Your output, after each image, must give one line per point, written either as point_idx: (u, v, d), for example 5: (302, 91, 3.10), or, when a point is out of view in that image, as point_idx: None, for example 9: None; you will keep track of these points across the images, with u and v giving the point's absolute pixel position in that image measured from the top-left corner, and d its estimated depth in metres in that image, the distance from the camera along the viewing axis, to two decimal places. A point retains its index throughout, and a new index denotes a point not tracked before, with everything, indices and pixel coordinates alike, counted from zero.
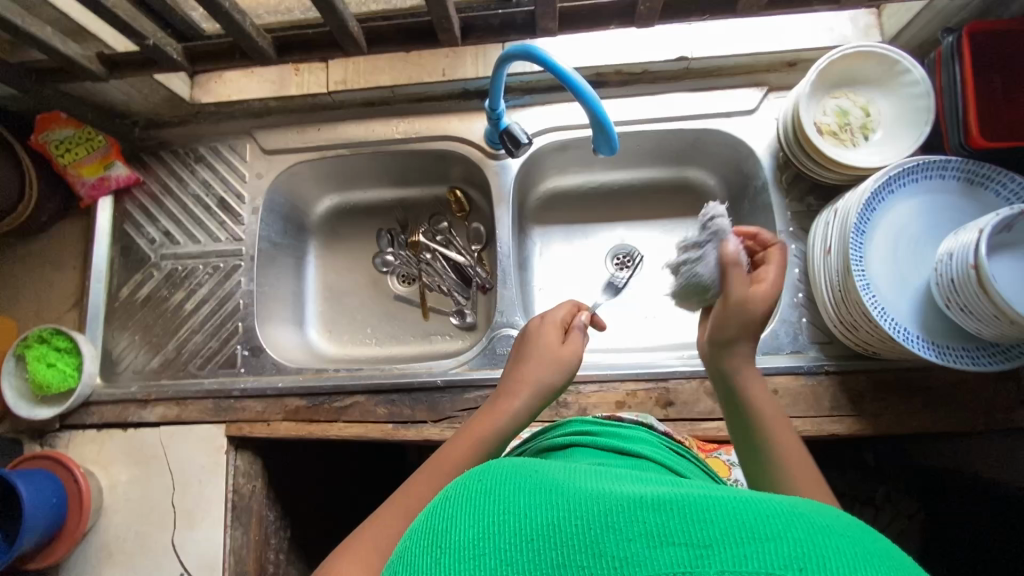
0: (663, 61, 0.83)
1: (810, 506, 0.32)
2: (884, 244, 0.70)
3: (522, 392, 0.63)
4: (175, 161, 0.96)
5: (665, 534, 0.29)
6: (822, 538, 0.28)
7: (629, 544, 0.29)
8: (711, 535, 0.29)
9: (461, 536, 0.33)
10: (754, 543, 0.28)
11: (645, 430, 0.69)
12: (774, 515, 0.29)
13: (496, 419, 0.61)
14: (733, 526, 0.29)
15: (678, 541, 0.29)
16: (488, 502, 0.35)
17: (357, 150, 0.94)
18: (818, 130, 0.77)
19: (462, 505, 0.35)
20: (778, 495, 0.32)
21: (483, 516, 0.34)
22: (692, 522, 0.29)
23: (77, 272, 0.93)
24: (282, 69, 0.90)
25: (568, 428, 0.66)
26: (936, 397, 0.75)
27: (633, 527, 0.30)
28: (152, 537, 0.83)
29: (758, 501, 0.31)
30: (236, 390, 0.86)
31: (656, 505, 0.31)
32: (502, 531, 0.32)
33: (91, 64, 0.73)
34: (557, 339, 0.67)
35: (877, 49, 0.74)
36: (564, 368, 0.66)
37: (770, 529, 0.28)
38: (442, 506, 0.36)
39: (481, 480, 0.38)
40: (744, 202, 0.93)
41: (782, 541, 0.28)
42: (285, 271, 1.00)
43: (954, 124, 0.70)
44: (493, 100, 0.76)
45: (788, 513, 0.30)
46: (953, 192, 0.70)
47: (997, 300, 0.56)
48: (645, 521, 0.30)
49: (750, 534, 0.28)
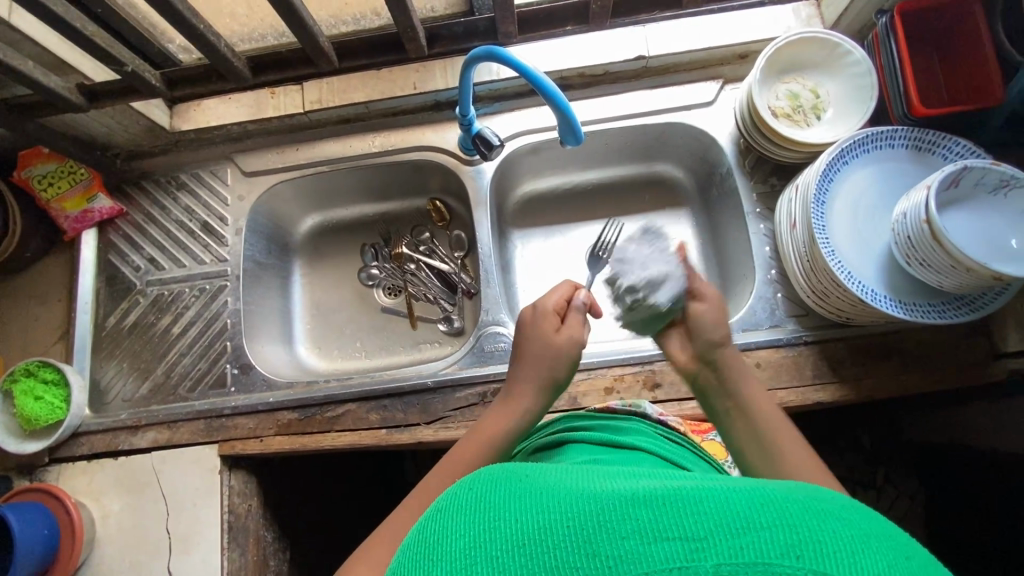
0: (622, 61, 0.87)
1: (806, 490, 0.32)
2: (844, 212, 0.74)
3: (529, 392, 0.64)
4: (158, 190, 0.98)
5: (658, 529, 0.30)
6: (820, 522, 0.29)
7: (623, 542, 0.30)
8: (705, 527, 0.29)
9: (455, 546, 0.34)
10: (749, 532, 0.28)
11: (637, 419, 0.70)
12: (770, 502, 0.30)
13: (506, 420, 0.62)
14: (728, 517, 0.29)
15: (672, 536, 0.29)
16: (479, 512, 0.36)
17: (336, 167, 0.97)
18: (772, 113, 0.81)
19: (453, 516, 0.37)
20: (773, 483, 0.33)
21: (476, 525, 0.35)
22: (686, 515, 0.30)
23: (62, 306, 0.94)
24: (258, 93, 0.92)
25: (557, 425, 0.67)
26: (912, 358, 0.78)
27: (626, 525, 0.31)
28: (147, 565, 0.81)
29: (756, 489, 0.31)
30: (227, 408, 0.86)
31: (648, 501, 0.32)
32: (493, 538, 0.33)
33: (72, 95, 0.75)
34: (553, 332, 0.66)
35: (819, 34, 0.79)
36: (563, 361, 0.65)
37: (764, 517, 0.29)
38: (435, 521, 0.37)
39: (472, 492, 0.39)
40: (712, 190, 0.97)
41: (776, 529, 0.28)
42: (271, 290, 1.01)
43: (897, 96, 0.74)
44: (463, 106, 0.79)
45: (784, 500, 0.30)
46: (903, 159, 0.74)
47: (951, 250, 0.59)
48: (637, 517, 0.31)
49: (745, 522, 0.29)
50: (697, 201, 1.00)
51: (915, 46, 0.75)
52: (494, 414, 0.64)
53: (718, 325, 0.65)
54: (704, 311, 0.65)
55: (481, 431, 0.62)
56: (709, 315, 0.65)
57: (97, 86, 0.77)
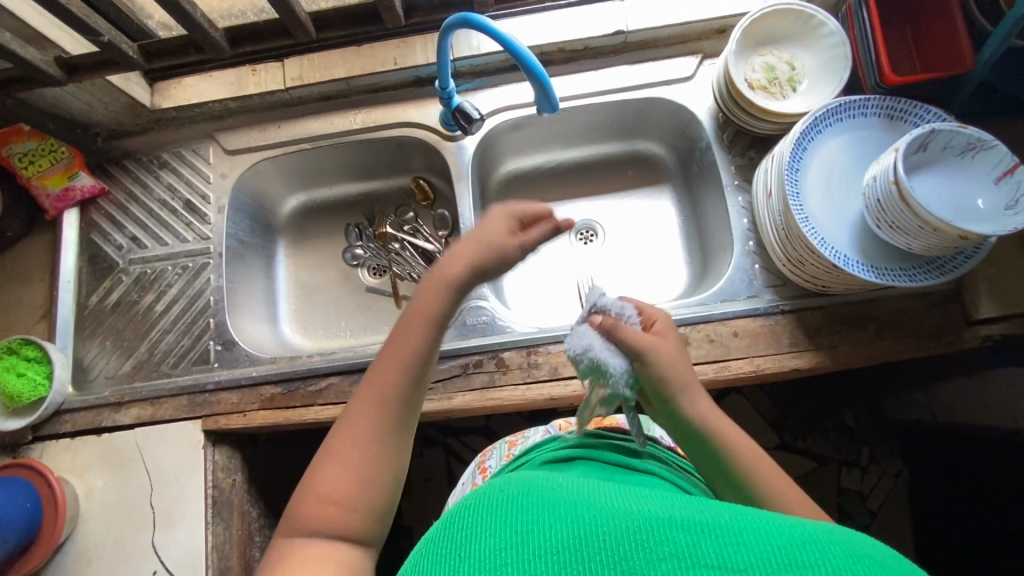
0: (601, 36, 0.89)
1: (844, 533, 0.37)
2: (818, 179, 0.75)
3: (464, 263, 0.59)
4: (139, 169, 0.98)
5: (696, 556, 0.35)
6: (859, 566, 0.33)
7: (659, 563, 0.35)
8: (746, 560, 0.34)
9: (489, 548, 0.38)
10: (790, 569, 0.33)
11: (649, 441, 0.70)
12: (809, 543, 0.34)
13: (442, 294, 0.58)
14: (769, 552, 0.34)
15: (712, 564, 0.34)
16: (508, 515, 0.40)
17: (318, 144, 0.97)
18: (749, 85, 0.82)
19: (483, 518, 0.41)
20: (814, 524, 0.37)
21: (506, 528, 0.39)
22: (726, 547, 0.35)
23: (45, 284, 0.93)
24: (240, 71, 0.93)
25: (568, 441, 0.68)
26: (888, 325, 0.79)
27: (664, 548, 0.36)
28: (131, 540, 0.81)
29: (796, 529, 0.36)
30: (211, 383, 0.87)
31: (685, 525, 0.37)
32: (527, 542, 0.38)
33: (49, 68, 0.74)
34: (507, 228, 0.61)
35: (793, 6, 0.80)
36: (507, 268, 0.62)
37: (807, 558, 0.33)
38: (467, 517, 0.42)
39: (501, 496, 0.44)
40: (692, 166, 0.98)
41: (818, 569, 0.33)
42: (254, 269, 1.01)
43: (870, 66, 0.76)
44: (442, 79, 0.80)
45: (823, 542, 0.35)
46: (876, 127, 0.74)
47: (918, 211, 0.59)
48: (675, 540, 0.36)
49: (785, 559, 0.33)
50: (678, 178, 1.01)
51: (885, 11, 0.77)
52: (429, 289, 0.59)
53: (672, 364, 0.59)
54: (655, 342, 0.59)
55: (417, 308, 0.58)
56: (663, 351, 0.59)
57: (75, 60, 0.76)
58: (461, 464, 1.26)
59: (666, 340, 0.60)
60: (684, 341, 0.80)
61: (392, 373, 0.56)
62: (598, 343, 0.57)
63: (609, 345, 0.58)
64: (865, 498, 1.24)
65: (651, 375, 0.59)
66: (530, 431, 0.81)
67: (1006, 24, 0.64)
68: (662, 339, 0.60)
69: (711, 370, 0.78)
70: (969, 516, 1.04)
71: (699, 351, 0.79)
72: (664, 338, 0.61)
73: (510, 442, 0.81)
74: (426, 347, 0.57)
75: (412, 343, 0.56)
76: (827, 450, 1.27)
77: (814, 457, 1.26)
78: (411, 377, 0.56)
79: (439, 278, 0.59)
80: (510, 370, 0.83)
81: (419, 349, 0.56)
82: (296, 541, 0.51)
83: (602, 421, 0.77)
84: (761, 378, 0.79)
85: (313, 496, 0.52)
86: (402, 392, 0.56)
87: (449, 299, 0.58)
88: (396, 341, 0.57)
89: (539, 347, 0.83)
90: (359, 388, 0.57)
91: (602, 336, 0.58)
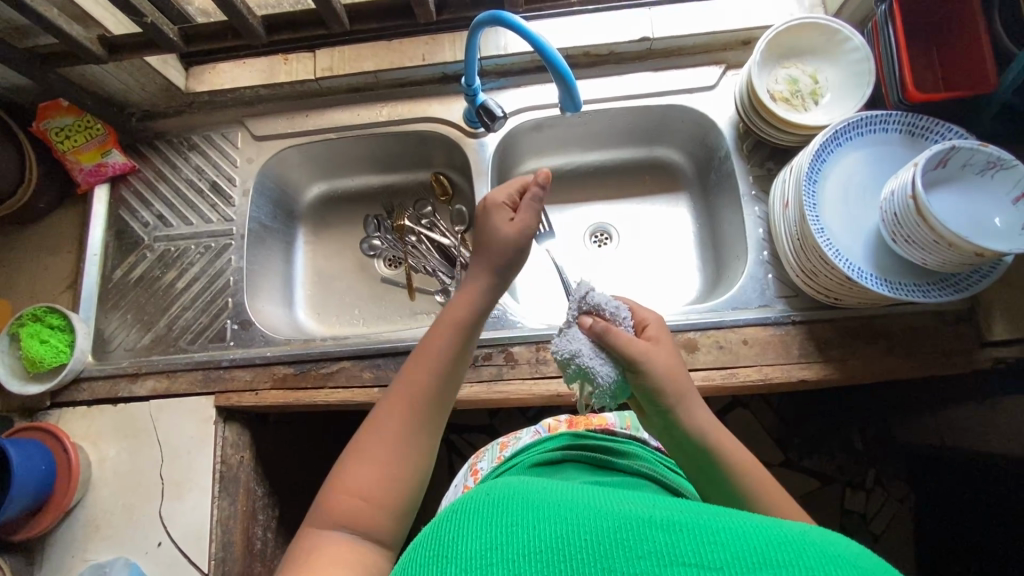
0: (627, 42, 0.90)
1: (819, 533, 0.38)
2: (835, 191, 0.75)
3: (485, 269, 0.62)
4: (170, 149, 1.01)
5: (674, 555, 0.35)
6: (831, 566, 0.33)
7: (638, 561, 0.35)
8: (722, 558, 0.34)
9: (473, 547, 0.38)
10: (763, 568, 0.33)
11: (639, 445, 0.72)
12: (785, 542, 0.35)
13: (473, 300, 0.61)
14: (745, 551, 0.34)
15: (689, 561, 0.35)
16: (493, 515, 0.41)
17: (344, 135, 0.99)
18: (771, 97, 0.83)
19: (468, 519, 0.41)
20: (790, 524, 0.38)
21: (489, 529, 0.39)
22: (702, 546, 0.35)
23: (72, 257, 0.96)
24: (273, 59, 0.96)
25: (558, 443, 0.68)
26: (898, 341, 0.79)
27: (644, 546, 0.36)
28: (140, 509, 0.83)
29: (771, 529, 0.37)
30: (225, 361, 0.88)
31: (665, 526, 0.37)
32: (510, 541, 0.38)
33: (93, 46, 0.77)
34: (502, 218, 0.63)
35: (818, 19, 0.81)
36: (522, 250, 0.63)
37: (783, 556, 0.34)
38: (452, 518, 0.42)
39: (486, 498, 0.44)
40: (710, 174, 0.98)
41: (791, 568, 0.33)
42: (274, 253, 1.03)
43: (893, 82, 0.76)
44: (468, 76, 0.82)
45: (801, 542, 0.35)
46: (896, 144, 0.75)
47: (935, 225, 0.59)
48: (654, 540, 0.36)
49: (760, 558, 0.34)
50: (695, 186, 1.02)
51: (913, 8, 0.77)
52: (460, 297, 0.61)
53: (669, 370, 0.59)
54: (651, 350, 0.60)
55: (449, 313, 0.60)
56: (657, 360, 0.59)
57: (117, 39, 0.79)
58: (462, 460, 1.27)
59: (658, 347, 0.61)
60: (693, 346, 0.80)
61: (426, 377, 0.57)
62: (587, 349, 0.60)
63: (598, 351, 0.60)
64: (867, 520, 1.23)
65: (645, 385, 0.59)
66: (522, 432, 0.82)
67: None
68: (656, 346, 0.62)
69: (718, 377, 0.78)
70: (973, 543, 1.03)
71: (707, 357, 0.80)
72: (657, 346, 0.61)
73: (503, 444, 0.82)
74: (457, 350, 0.59)
75: (445, 351, 0.58)
76: (832, 469, 1.26)
77: (815, 475, 1.26)
78: (441, 381, 0.58)
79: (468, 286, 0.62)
80: (518, 365, 0.83)
81: (451, 354, 0.59)
82: (324, 535, 0.52)
83: (589, 420, 0.77)
84: (767, 387, 0.80)
85: (343, 488, 0.53)
86: (433, 396, 0.57)
87: (481, 304, 0.61)
88: (427, 348, 0.59)
89: (548, 343, 0.84)
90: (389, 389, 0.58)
91: (592, 341, 0.60)
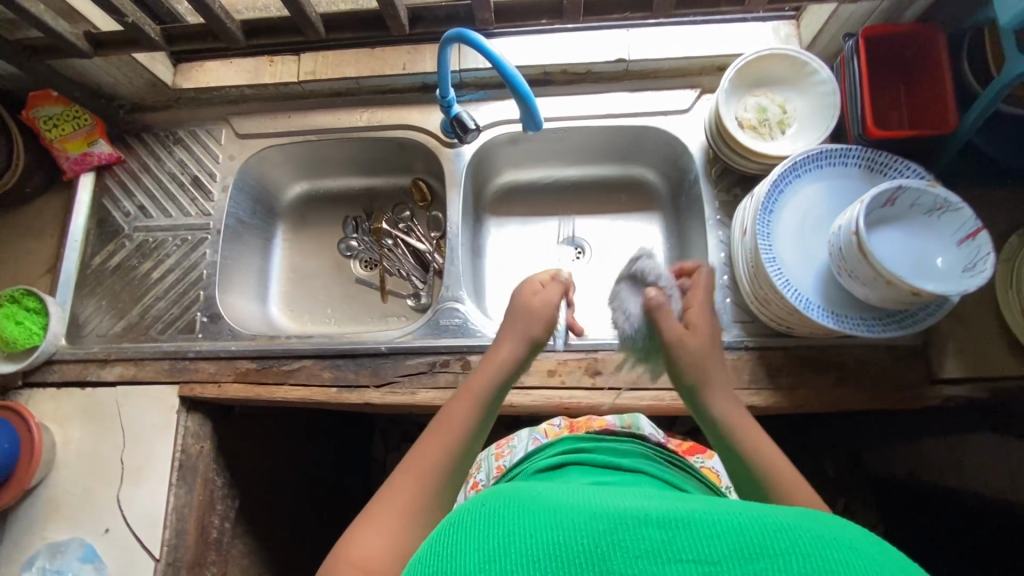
0: (604, 62, 0.92)
1: (813, 516, 0.36)
2: (792, 221, 0.76)
3: (514, 343, 0.67)
4: (156, 142, 1.03)
5: (673, 551, 0.33)
6: (831, 550, 0.32)
7: (636, 561, 0.33)
8: (720, 552, 0.32)
9: (468, 564, 0.34)
10: (764, 559, 0.32)
11: (638, 441, 0.74)
12: (782, 531, 0.33)
13: (495, 371, 0.65)
14: (743, 543, 0.33)
15: (686, 558, 0.33)
16: (488, 525, 0.37)
17: (324, 137, 1.01)
18: (738, 124, 0.84)
19: (464, 531, 0.37)
20: (783, 509, 0.36)
21: (485, 542, 0.36)
22: (699, 541, 0.33)
23: (54, 242, 0.99)
24: (258, 61, 0.99)
25: (558, 448, 0.70)
26: (849, 373, 0.80)
27: (641, 545, 0.34)
28: (99, 492, 0.85)
29: (764, 517, 0.35)
30: (191, 352, 0.91)
31: (660, 523, 0.35)
32: (509, 552, 0.34)
33: (77, 40, 0.80)
34: (532, 293, 0.70)
35: (789, 51, 0.82)
36: (550, 320, 0.69)
37: (779, 545, 0.32)
38: (449, 532, 0.38)
39: (481, 505, 0.40)
40: (681, 196, 0.99)
41: (789, 557, 0.31)
42: (251, 249, 1.06)
43: (855, 117, 0.77)
44: (442, 88, 0.83)
45: (797, 527, 0.34)
46: (855, 177, 0.76)
47: (873, 262, 0.60)
48: (651, 538, 0.34)
49: (760, 549, 0.32)
50: (668, 206, 1.04)
51: (876, 43, 0.75)
52: (484, 367, 0.65)
53: (702, 353, 0.66)
54: (684, 338, 0.66)
55: (474, 379, 0.64)
56: (689, 344, 0.66)
57: (103, 36, 0.81)
58: None
59: (697, 335, 0.67)
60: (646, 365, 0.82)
61: (448, 441, 0.59)
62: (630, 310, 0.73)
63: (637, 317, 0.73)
64: None
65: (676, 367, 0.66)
66: (515, 441, 0.85)
67: (995, 87, 0.66)
68: (694, 334, 0.67)
69: (668, 397, 0.81)
70: None
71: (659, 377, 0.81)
72: (693, 336, 0.67)
73: (498, 452, 0.86)
74: (479, 417, 0.62)
75: (468, 415, 0.61)
76: None
77: None
78: (463, 445, 0.60)
79: (490, 360, 0.66)
80: None
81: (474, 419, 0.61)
82: None
83: (590, 423, 0.80)
84: None
85: (347, 556, 0.51)
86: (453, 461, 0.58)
87: (504, 373, 0.65)
88: (449, 418, 0.61)
89: None
90: (408, 456, 0.59)
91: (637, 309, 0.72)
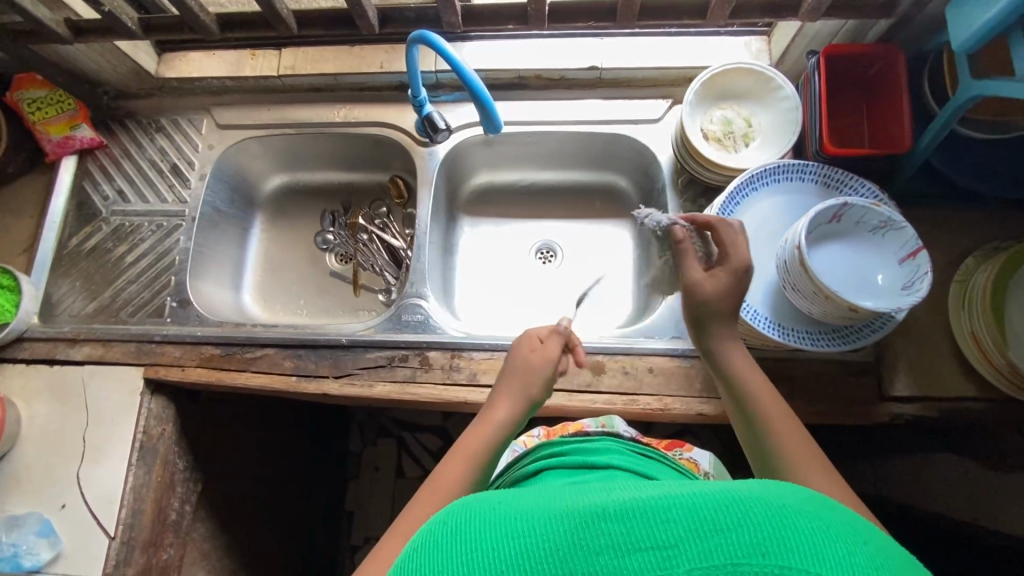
0: (576, 69, 0.93)
1: (765, 486, 0.34)
2: (746, 234, 0.77)
3: (506, 403, 0.66)
4: (138, 129, 1.05)
5: (630, 542, 0.31)
6: (782, 521, 0.30)
7: (597, 558, 0.31)
8: (677, 535, 0.30)
9: None
10: (719, 537, 0.30)
11: (610, 438, 0.73)
12: (733, 504, 0.31)
13: (489, 432, 0.63)
14: (698, 523, 0.31)
15: (646, 546, 0.30)
16: (451, 547, 0.34)
17: (303, 131, 1.03)
18: (703, 136, 0.85)
19: (430, 555, 0.34)
20: (736, 483, 0.34)
21: (448, 565, 0.33)
22: (653, 523, 0.31)
23: (33, 222, 1.01)
24: (240, 54, 1.01)
25: (538, 454, 0.72)
26: (799, 385, 0.80)
27: (599, 541, 0.31)
28: (60, 468, 0.87)
29: (715, 492, 0.32)
30: (158, 335, 0.92)
31: (616, 513, 0.32)
32: (472, 570, 0.32)
33: (57, 27, 0.82)
34: (529, 348, 0.69)
35: (756, 66, 0.83)
36: (545, 377, 0.68)
37: (729, 518, 0.30)
38: (413, 558, 0.35)
39: (445, 523, 0.37)
40: (651, 205, 1.00)
41: (743, 532, 0.30)
42: (227, 238, 1.07)
43: (813, 133, 0.78)
44: (413, 87, 0.84)
45: (749, 501, 0.32)
46: (812, 193, 0.77)
47: (813, 277, 0.61)
48: (609, 533, 0.31)
49: (715, 526, 0.30)
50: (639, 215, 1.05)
51: (838, 61, 0.76)
52: (476, 430, 0.64)
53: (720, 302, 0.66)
54: (703, 282, 0.67)
55: (466, 442, 0.63)
56: (704, 289, 0.67)
57: (82, 23, 0.84)
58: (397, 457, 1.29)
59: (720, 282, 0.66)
60: (599, 368, 0.83)
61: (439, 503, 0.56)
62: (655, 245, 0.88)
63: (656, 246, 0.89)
64: None
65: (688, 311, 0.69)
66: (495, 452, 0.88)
67: (951, 107, 0.67)
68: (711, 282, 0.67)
69: (620, 402, 0.81)
70: None
71: (612, 381, 0.82)
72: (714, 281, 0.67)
73: None
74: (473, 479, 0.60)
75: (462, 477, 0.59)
76: None
77: None
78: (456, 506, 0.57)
79: (482, 427, 0.64)
80: (432, 369, 0.86)
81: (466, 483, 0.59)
82: None
83: (566, 427, 0.79)
84: (667, 416, 0.81)
85: None
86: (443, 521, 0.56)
87: (496, 435, 0.63)
88: (440, 483, 0.58)
89: (464, 351, 0.87)
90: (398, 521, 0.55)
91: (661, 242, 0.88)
